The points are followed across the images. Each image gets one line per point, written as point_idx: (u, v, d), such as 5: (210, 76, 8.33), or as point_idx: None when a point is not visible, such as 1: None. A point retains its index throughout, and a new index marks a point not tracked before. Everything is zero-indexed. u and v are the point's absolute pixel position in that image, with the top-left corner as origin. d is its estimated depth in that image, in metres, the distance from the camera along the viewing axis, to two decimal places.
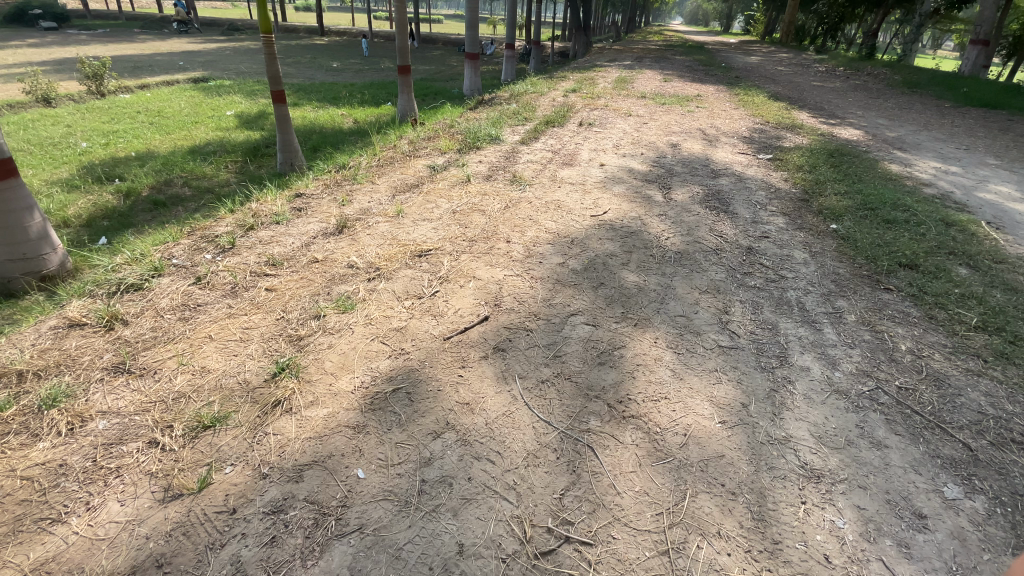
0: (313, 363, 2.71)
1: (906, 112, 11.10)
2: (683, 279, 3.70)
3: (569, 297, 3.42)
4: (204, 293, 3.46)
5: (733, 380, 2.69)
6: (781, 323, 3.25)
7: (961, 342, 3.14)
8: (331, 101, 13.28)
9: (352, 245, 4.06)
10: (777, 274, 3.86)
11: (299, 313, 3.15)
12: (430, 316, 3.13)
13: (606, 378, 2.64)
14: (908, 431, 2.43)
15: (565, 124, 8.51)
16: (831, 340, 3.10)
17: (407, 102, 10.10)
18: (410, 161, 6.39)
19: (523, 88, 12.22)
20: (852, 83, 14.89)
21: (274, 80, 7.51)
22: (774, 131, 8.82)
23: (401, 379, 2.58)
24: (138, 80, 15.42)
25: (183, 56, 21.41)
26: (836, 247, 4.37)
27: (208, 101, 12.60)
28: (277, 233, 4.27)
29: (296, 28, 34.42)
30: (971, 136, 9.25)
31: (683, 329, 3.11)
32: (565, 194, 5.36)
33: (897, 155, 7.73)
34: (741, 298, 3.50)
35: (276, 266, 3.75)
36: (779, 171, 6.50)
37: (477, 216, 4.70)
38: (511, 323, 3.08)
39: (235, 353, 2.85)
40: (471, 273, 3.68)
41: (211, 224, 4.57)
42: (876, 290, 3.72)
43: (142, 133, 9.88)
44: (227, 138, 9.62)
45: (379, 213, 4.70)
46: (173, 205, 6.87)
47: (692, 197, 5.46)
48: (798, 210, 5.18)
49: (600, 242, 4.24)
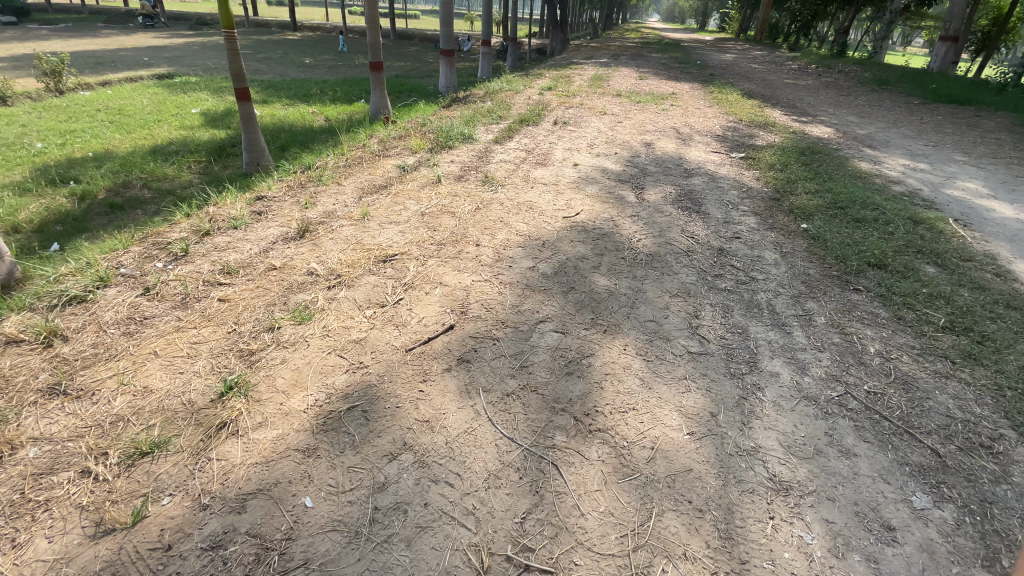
0: (263, 382, 2.56)
1: (876, 110, 11.31)
2: (654, 283, 3.64)
3: (538, 302, 3.31)
4: (152, 306, 3.26)
5: (702, 389, 2.63)
6: (752, 327, 3.21)
7: (929, 343, 3.15)
8: (302, 99, 12.94)
9: (313, 251, 3.89)
10: (747, 276, 3.83)
11: (251, 326, 3.00)
12: (392, 326, 3.00)
13: (574, 388, 2.55)
14: (876, 438, 2.41)
15: (540, 122, 8.41)
16: (800, 344, 3.07)
17: (379, 100, 9.88)
18: (379, 161, 6.21)
19: (499, 86, 12.08)
20: (824, 80, 15.15)
21: (237, 77, 7.22)
22: (748, 129, 8.88)
23: (357, 396, 2.45)
24: (99, 76, 14.80)
25: (148, 52, 20.65)
26: (806, 247, 4.37)
27: (172, 98, 12.13)
28: (234, 239, 4.08)
29: (268, 22, 33.56)
30: (938, 133, 9.44)
31: (652, 335, 3.04)
32: (537, 194, 5.26)
33: (867, 153, 7.84)
34: (711, 301, 3.46)
35: (231, 275, 3.57)
36: (751, 169, 6.53)
37: (447, 218, 4.57)
38: (477, 331, 2.97)
39: (181, 371, 2.68)
40: (438, 278, 3.54)
41: (166, 230, 4.34)
42: (846, 290, 3.72)
43: (101, 132, 9.45)
44: (191, 137, 9.26)
45: (343, 216, 4.53)
46: (131, 208, 6.56)
47: (665, 197, 5.42)
48: (770, 210, 5.19)
49: (571, 244, 4.15)
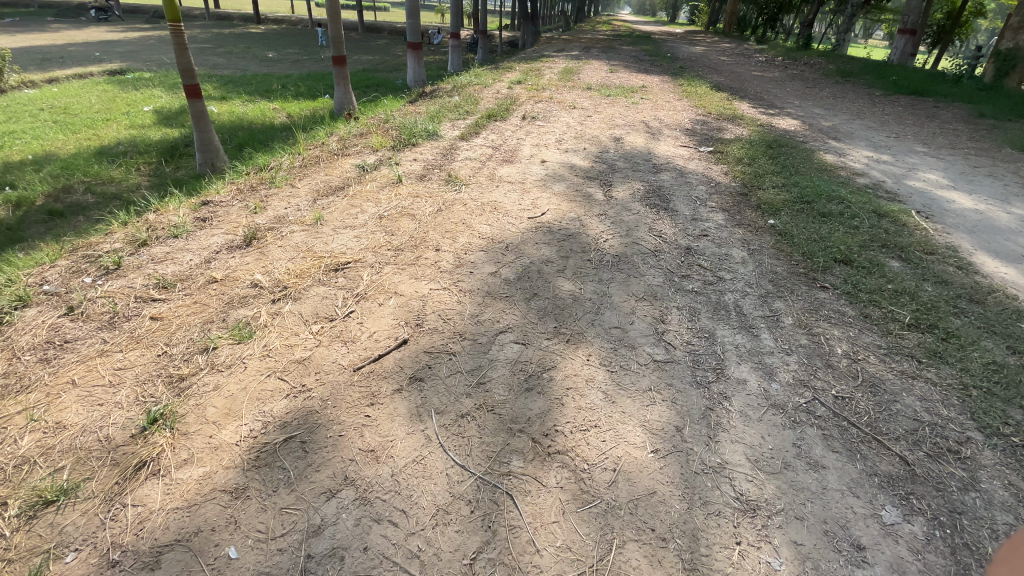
0: (192, 412, 2.34)
1: (840, 101, 11.46)
2: (620, 286, 3.51)
3: (499, 311, 3.13)
4: (75, 327, 2.97)
5: (668, 400, 2.50)
6: (718, 330, 3.11)
7: (896, 341, 3.11)
8: (262, 95, 12.42)
9: (259, 260, 3.64)
10: (714, 276, 3.75)
11: (184, 347, 2.76)
12: (340, 343, 2.79)
13: (533, 405, 2.38)
14: (845, 447, 2.34)
15: (508, 117, 8.21)
16: (767, 347, 2.99)
17: (343, 95, 9.55)
18: (337, 161, 5.93)
19: (467, 80, 11.81)
20: (790, 72, 15.34)
21: (185, 73, 6.80)
22: (716, 122, 8.86)
23: (296, 425, 2.26)
24: (45, 73, 13.93)
25: (99, 46, 19.59)
26: (774, 243, 4.31)
27: (122, 96, 11.47)
28: (173, 249, 3.79)
29: (229, 15, 32.29)
30: (900, 124, 9.60)
31: (616, 342, 2.91)
32: (502, 193, 5.08)
33: (832, 145, 7.89)
34: (678, 304, 3.35)
35: (166, 290, 3.30)
36: (720, 164, 6.47)
37: (406, 221, 4.36)
38: (432, 345, 2.78)
39: (100, 402, 2.43)
40: (392, 288, 3.33)
41: (100, 240, 4.01)
42: (813, 288, 3.66)
43: (43, 133, 8.85)
44: (142, 137, 8.75)
45: (295, 221, 4.28)
46: (72, 215, 6.11)
47: (633, 194, 5.31)
48: (737, 205, 5.13)
49: (536, 246, 3.99)
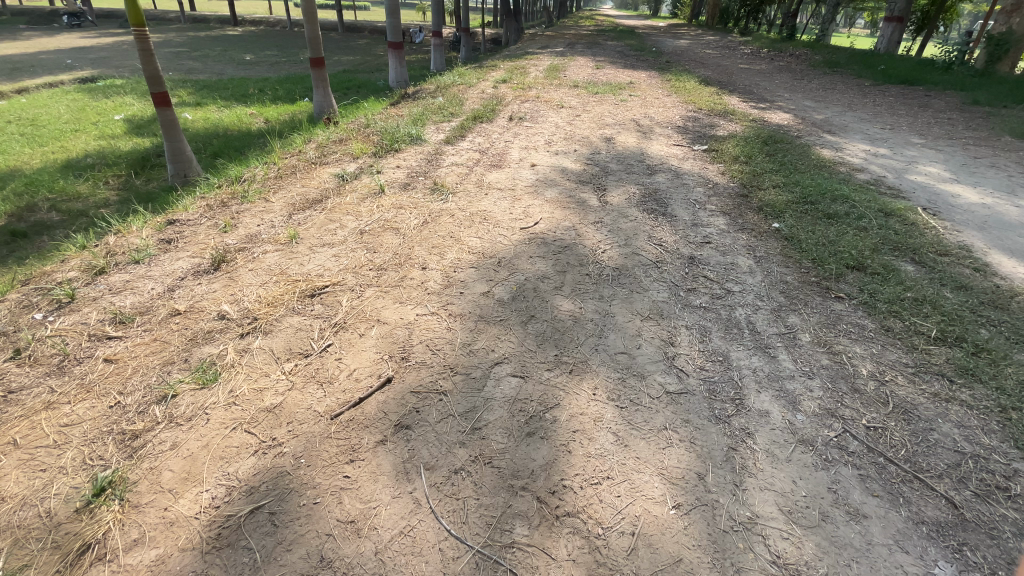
0: (145, 478, 2.02)
1: (830, 93, 11.31)
2: (622, 304, 3.24)
3: (493, 338, 2.84)
4: (19, 374, 2.59)
5: (686, 441, 2.24)
6: (732, 352, 2.86)
7: (922, 358, 2.88)
8: (239, 100, 11.97)
9: (228, 287, 3.31)
10: (722, 288, 3.50)
11: (140, 396, 2.43)
12: (315, 385, 2.49)
13: (536, 455, 2.11)
14: (884, 490, 2.11)
15: (494, 119, 7.90)
16: (787, 370, 2.74)
17: (322, 98, 9.19)
18: (315, 171, 5.59)
19: (450, 79, 11.45)
20: (777, 64, 15.20)
21: (152, 80, 6.39)
22: (708, 118, 8.64)
23: (264, 491, 1.96)
24: (11, 83, 13.31)
25: (71, 53, 18.87)
26: (781, 249, 4.08)
27: (92, 104, 10.95)
28: (134, 277, 3.45)
29: (205, 18, 31.46)
30: (892, 115, 9.45)
31: (623, 371, 2.64)
32: (492, 202, 4.79)
33: (827, 139, 7.70)
34: (687, 323, 3.09)
35: (124, 326, 2.95)
36: (716, 163, 6.24)
37: (389, 236, 4.06)
38: (420, 383, 2.49)
39: (41, 467, 2.08)
40: (374, 315, 3.04)
41: (54, 268, 3.63)
42: (827, 299, 3.43)
43: (6, 146, 8.34)
44: (111, 148, 8.28)
45: (268, 240, 3.96)
46: (35, 234, 5.64)
47: (629, 198, 5.05)
48: (739, 208, 4.89)
49: (530, 261, 3.71)
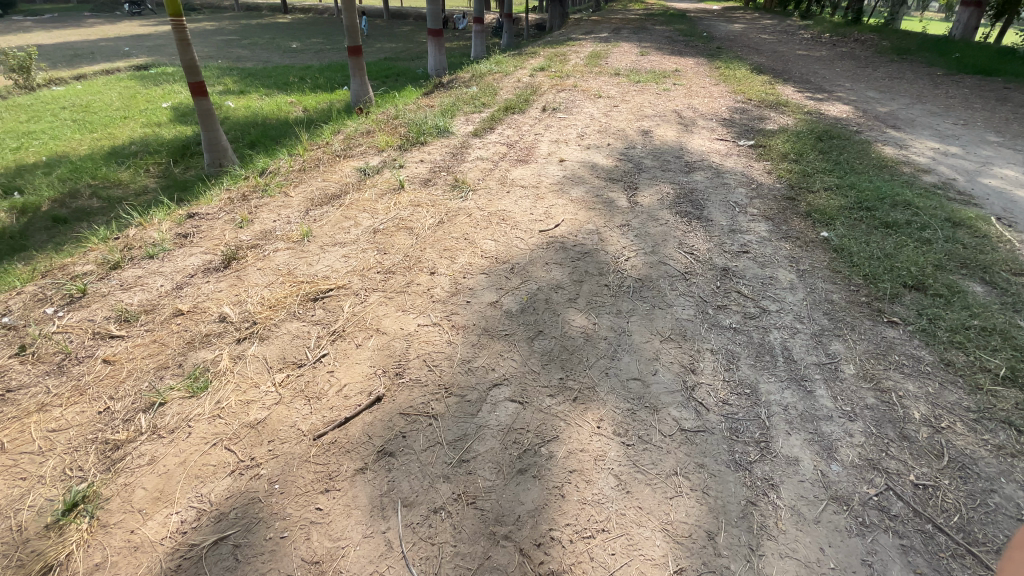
0: (117, 495, 1.97)
1: (896, 83, 10.35)
2: (641, 321, 2.96)
3: (495, 356, 2.65)
4: (21, 372, 2.62)
5: (698, 491, 1.99)
6: (762, 384, 2.55)
7: (987, 401, 2.49)
8: (280, 88, 12.15)
9: (233, 287, 3.25)
10: (757, 306, 3.16)
11: (129, 402, 2.40)
12: (303, 400, 2.37)
13: (524, 498, 1.92)
14: (930, 567, 1.80)
15: (527, 110, 7.61)
16: (824, 410, 2.42)
17: (359, 87, 9.15)
18: (339, 164, 5.53)
19: (487, 68, 11.18)
20: (839, 51, 14.07)
21: (190, 70, 6.47)
22: (757, 110, 8.05)
23: (232, 519, 1.86)
24: (73, 70, 13.97)
25: (130, 41, 19.68)
26: (827, 262, 3.67)
27: (143, 92, 11.35)
28: (147, 272, 3.46)
29: (257, 5, 32.25)
30: (967, 108, 8.55)
31: (634, 401, 2.38)
32: (513, 201, 4.56)
33: (891, 135, 7.01)
34: (713, 346, 2.79)
35: (127, 324, 2.95)
36: (761, 160, 5.77)
37: (403, 236, 3.92)
38: (410, 404, 2.33)
39: (22, 476, 2.07)
40: (374, 323, 2.89)
41: (75, 260, 3.69)
42: (878, 324, 3.03)
43: (61, 133, 8.73)
44: (154, 136, 8.53)
45: (281, 237, 3.90)
46: (76, 221, 5.85)
47: (661, 199, 4.70)
48: (783, 212, 4.47)
49: (545, 268, 3.48)
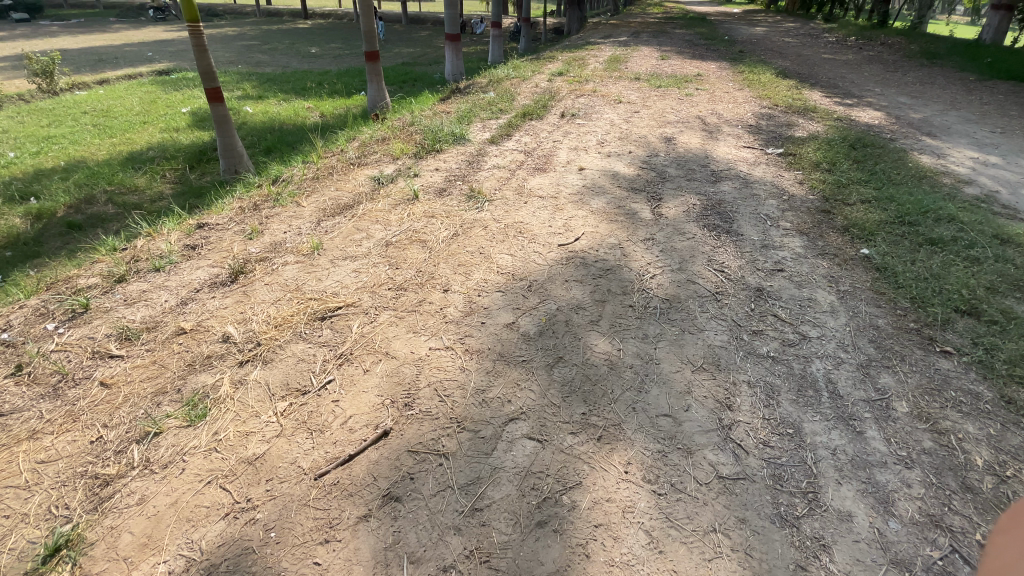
0: (103, 540, 1.85)
1: (929, 88, 9.93)
2: (670, 348, 2.74)
3: (512, 385, 2.45)
4: (15, 394, 2.54)
5: (740, 551, 1.77)
6: (806, 423, 2.31)
7: None
8: (298, 93, 12.16)
9: (238, 304, 3.12)
10: (796, 332, 2.91)
11: (123, 431, 2.30)
12: (305, 433, 2.21)
13: (543, 556, 1.73)
14: None
15: (545, 115, 7.43)
16: (877, 455, 2.17)
17: (376, 92, 9.07)
18: (352, 172, 5.41)
19: (505, 72, 11.02)
20: (867, 54, 13.64)
21: (207, 76, 6.42)
22: (784, 116, 7.74)
23: (222, 573, 1.71)
24: (98, 75, 14.21)
25: (153, 47, 20.00)
26: (869, 282, 3.40)
27: (164, 97, 11.45)
28: (152, 286, 3.36)
29: (279, 11, 32.68)
30: (1006, 115, 8.13)
31: (665, 442, 2.17)
32: (531, 212, 4.37)
33: (927, 143, 6.66)
34: (749, 378, 2.55)
35: (128, 343, 2.85)
36: (791, 169, 5.50)
37: (416, 249, 3.76)
38: (419, 440, 2.15)
39: (5, 514, 1.97)
40: (384, 346, 2.72)
41: (81, 272, 3.62)
42: (930, 354, 2.76)
43: (81, 138, 8.81)
44: (172, 141, 8.56)
45: (291, 250, 3.76)
46: (90, 227, 5.83)
47: (687, 210, 4.47)
48: (818, 226, 4.20)
49: (565, 286, 3.28)
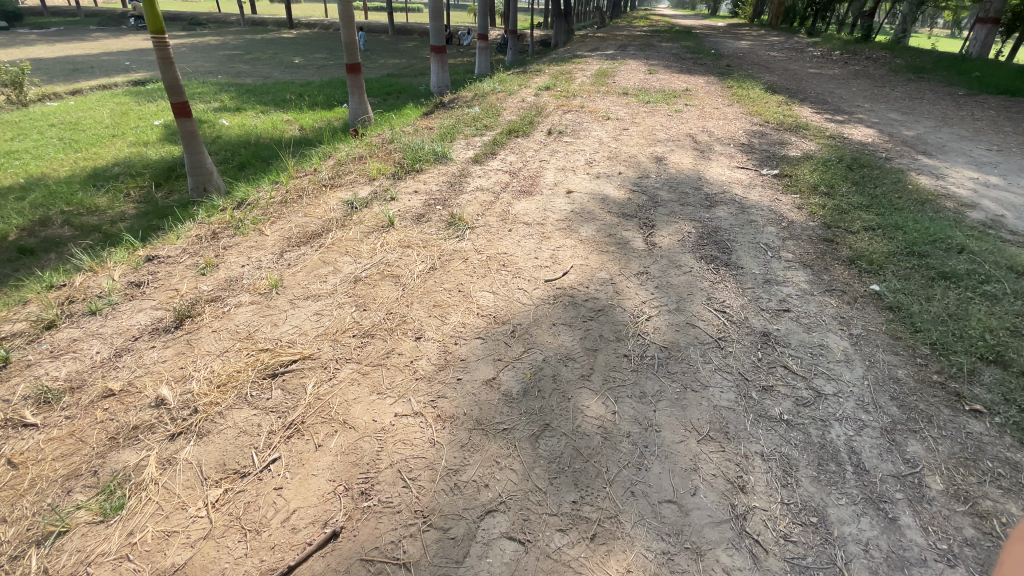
0: None
1: (918, 103, 9.86)
2: (671, 411, 2.41)
3: (490, 464, 2.09)
4: None
5: None
6: (831, 509, 1.99)
7: None
8: (277, 105, 11.77)
9: (179, 357, 2.72)
10: (809, 387, 2.60)
11: (22, 529, 1.90)
12: (237, 533, 1.84)
13: None
14: None
15: (532, 132, 7.15)
16: (915, 549, 1.86)
17: (356, 105, 8.72)
18: (325, 195, 5.04)
19: (490, 86, 10.75)
20: (852, 69, 13.66)
21: (173, 90, 6.02)
22: (777, 133, 7.56)
23: None
24: (70, 86, 13.68)
25: (132, 55, 19.42)
26: (883, 324, 3.12)
27: (137, 109, 11.00)
28: (87, 333, 2.96)
29: (263, 21, 32.25)
30: (998, 132, 8.04)
31: (670, 540, 1.84)
32: (515, 241, 4.05)
33: (922, 162, 6.48)
34: (762, 449, 2.23)
35: (48, 407, 2.45)
36: (788, 192, 5.25)
37: (387, 286, 3.40)
38: (375, 545, 1.79)
39: None
40: (342, 413, 2.34)
41: (10, 315, 3.20)
42: (959, 415, 2.46)
43: (44, 153, 8.33)
44: (140, 155, 8.11)
45: (247, 287, 3.38)
46: (43, 253, 5.38)
47: (682, 239, 4.18)
48: (822, 257, 3.93)
49: (552, 331, 2.94)
